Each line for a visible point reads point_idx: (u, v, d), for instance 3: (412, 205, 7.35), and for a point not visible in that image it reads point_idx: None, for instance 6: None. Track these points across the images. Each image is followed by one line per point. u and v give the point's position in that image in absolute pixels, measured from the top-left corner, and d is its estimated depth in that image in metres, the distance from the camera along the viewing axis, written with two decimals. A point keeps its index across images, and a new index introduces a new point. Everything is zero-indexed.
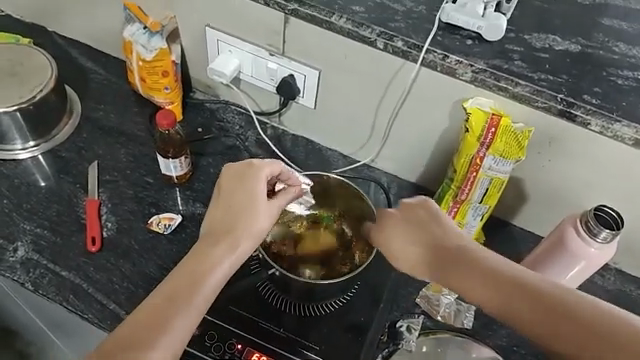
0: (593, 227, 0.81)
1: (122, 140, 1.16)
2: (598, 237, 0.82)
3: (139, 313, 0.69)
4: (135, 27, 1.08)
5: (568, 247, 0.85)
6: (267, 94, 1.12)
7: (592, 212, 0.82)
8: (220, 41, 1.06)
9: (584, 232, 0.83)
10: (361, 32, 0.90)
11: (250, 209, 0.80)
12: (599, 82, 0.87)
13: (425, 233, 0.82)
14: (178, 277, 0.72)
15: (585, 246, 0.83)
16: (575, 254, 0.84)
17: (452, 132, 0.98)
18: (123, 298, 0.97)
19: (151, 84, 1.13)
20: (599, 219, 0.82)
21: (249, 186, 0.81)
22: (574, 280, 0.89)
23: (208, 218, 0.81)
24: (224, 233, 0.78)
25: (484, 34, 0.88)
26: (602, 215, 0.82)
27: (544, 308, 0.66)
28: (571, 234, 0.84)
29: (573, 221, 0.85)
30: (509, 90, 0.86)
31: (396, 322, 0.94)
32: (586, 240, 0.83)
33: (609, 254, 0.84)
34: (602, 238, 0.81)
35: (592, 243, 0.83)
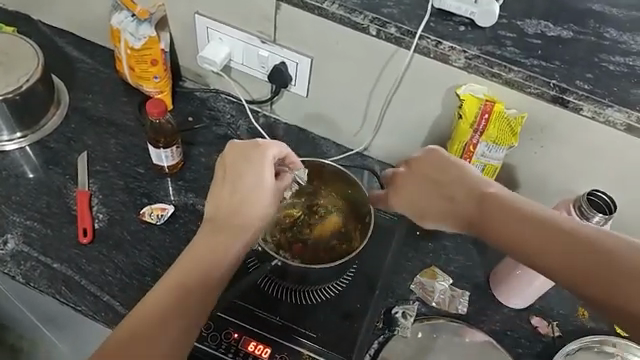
0: (586, 211, 0.82)
1: (112, 130, 1.14)
2: (591, 222, 0.82)
3: (148, 310, 0.68)
4: (123, 15, 1.06)
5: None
6: (258, 82, 1.11)
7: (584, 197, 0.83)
8: (210, 29, 1.05)
9: (578, 216, 0.83)
10: (354, 18, 0.90)
11: (257, 193, 0.78)
12: (591, 68, 0.87)
13: (441, 176, 0.83)
14: (186, 268, 0.71)
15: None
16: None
17: (445, 119, 0.98)
18: (117, 289, 0.96)
19: (141, 73, 1.11)
20: (591, 204, 0.83)
21: (257, 169, 0.79)
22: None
23: (211, 202, 0.80)
24: (232, 221, 0.77)
25: (477, 20, 0.88)
26: (594, 199, 0.84)
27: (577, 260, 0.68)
28: (565, 218, 0.85)
29: (566, 205, 0.85)
30: (502, 77, 0.86)
31: (391, 308, 0.95)
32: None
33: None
34: (595, 222, 0.82)
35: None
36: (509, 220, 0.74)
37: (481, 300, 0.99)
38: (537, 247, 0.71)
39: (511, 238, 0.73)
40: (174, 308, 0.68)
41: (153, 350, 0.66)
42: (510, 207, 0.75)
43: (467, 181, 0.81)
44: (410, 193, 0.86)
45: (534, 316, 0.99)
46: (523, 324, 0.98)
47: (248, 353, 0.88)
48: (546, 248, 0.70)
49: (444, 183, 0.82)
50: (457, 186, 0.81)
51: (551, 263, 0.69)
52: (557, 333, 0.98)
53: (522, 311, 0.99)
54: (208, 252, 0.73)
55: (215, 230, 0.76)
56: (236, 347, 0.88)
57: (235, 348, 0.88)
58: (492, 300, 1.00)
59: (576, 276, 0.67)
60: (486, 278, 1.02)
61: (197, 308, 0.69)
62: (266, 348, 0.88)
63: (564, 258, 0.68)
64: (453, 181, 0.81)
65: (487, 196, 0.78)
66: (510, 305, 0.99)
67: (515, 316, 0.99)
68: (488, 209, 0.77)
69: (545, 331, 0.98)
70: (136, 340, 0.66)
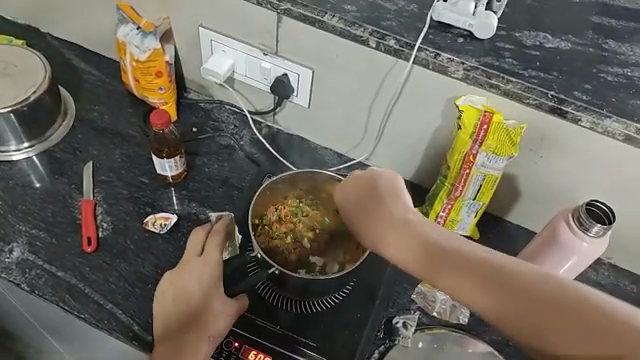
0: (584, 220, 0.82)
1: (117, 140, 1.16)
2: (591, 231, 0.83)
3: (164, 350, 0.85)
4: (128, 28, 1.08)
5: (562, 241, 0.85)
6: (261, 93, 1.13)
7: (582, 207, 0.83)
8: (214, 42, 1.07)
9: (577, 226, 0.84)
10: (354, 31, 0.91)
11: (202, 272, 0.89)
12: (589, 79, 0.88)
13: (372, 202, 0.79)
14: (168, 336, 0.86)
15: (579, 239, 0.84)
16: (568, 249, 0.85)
17: (445, 130, 0.99)
18: (120, 298, 0.97)
19: (146, 84, 1.13)
20: (590, 214, 0.83)
21: (201, 257, 0.91)
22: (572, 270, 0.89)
23: (166, 288, 0.90)
24: (197, 281, 0.89)
25: (475, 32, 0.89)
26: (594, 209, 0.83)
27: (501, 292, 0.62)
28: (564, 227, 0.85)
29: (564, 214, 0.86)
30: (501, 88, 0.87)
31: (392, 318, 0.95)
32: (579, 235, 0.84)
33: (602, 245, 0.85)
34: (595, 231, 0.82)
35: (585, 236, 0.83)
36: (451, 269, 0.66)
37: None
38: (495, 296, 0.63)
39: (460, 288, 0.65)
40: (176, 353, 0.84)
41: None
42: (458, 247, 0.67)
43: (404, 221, 0.73)
44: (359, 223, 0.81)
45: None
46: None
47: None
48: (501, 296, 0.62)
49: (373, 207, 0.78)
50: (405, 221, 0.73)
51: (504, 312, 0.62)
52: None
53: None
54: (192, 305, 0.87)
55: (184, 291, 0.89)
56: (237, 355, 0.88)
57: (235, 357, 0.88)
58: None
59: (534, 335, 0.61)
60: None
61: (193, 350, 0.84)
62: (266, 357, 0.88)
63: (518, 309, 0.61)
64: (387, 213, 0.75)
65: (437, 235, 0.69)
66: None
67: None
68: (419, 244, 0.69)
69: None
70: None
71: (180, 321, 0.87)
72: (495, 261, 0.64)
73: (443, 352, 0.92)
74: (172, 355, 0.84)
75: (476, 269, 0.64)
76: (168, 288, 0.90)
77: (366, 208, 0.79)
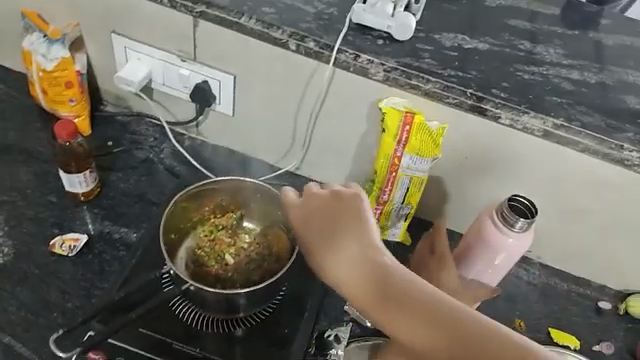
0: (506, 217, 0.82)
1: (23, 157, 1.06)
2: (514, 226, 0.82)
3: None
4: (34, 36, 1.01)
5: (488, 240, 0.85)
6: (182, 103, 1.06)
7: (504, 205, 0.83)
8: (128, 49, 1.00)
9: (500, 224, 0.83)
10: (272, 33, 0.88)
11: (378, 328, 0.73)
12: (507, 77, 0.89)
13: (341, 213, 0.69)
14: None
15: (503, 235, 0.83)
16: (494, 248, 0.85)
17: (371, 133, 0.97)
18: (21, 330, 0.88)
19: (55, 97, 1.04)
20: (513, 209, 0.83)
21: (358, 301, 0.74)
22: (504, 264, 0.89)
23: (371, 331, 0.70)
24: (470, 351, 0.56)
25: (394, 33, 0.88)
26: (517, 205, 0.83)
27: (441, 336, 0.55)
28: (489, 225, 0.85)
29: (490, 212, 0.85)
30: (421, 88, 0.86)
31: (323, 332, 0.90)
32: (503, 232, 0.83)
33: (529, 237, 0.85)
34: (518, 226, 0.82)
35: (508, 233, 0.83)
36: (390, 303, 0.59)
37: None
38: None
39: (398, 326, 0.58)
40: None
41: None
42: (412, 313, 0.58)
43: (362, 242, 0.64)
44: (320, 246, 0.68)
45: None
46: None
47: None
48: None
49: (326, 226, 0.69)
50: (367, 273, 0.62)
51: (439, 357, 0.55)
52: None
53: None
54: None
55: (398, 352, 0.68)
56: None
57: None
58: None
59: None
60: None
61: None
62: None
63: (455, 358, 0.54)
64: (347, 227, 0.67)
65: (396, 292, 0.59)
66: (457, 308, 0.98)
67: None
68: (360, 268, 0.63)
69: None
70: None
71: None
72: (440, 302, 0.57)
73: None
74: None
75: (416, 306, 0.57)
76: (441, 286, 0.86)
77: (323, 216, 0.70)
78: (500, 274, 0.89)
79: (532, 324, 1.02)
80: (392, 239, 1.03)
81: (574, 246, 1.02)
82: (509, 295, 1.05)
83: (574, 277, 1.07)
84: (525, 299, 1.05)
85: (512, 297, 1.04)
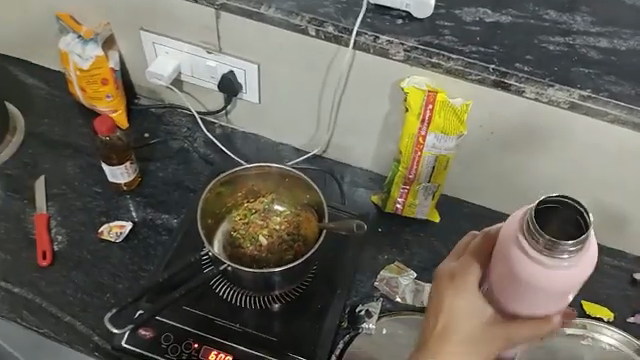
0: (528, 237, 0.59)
1: (69, 152, 1.14)
2: (562, 246, 0.57)
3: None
4: (69, 37, 1.07)
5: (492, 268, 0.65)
6: (211, 93, 1.10)
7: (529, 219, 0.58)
8: (157, 44, 1.04)
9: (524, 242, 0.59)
10: (292, 20, 0.90)
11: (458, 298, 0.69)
12: (531, 50, 0.88)
13: None
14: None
15: (526, 266, 0.60)
16: (516, 277, 0.61)
17: (395, 113, 0.98)
18: (78, 310, 0.96)
19: (92, 93, 1.11)
20: (548, 219, 0.59)
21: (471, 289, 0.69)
22: (561, 294, 0.62)
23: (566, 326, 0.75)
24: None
25: (413, 12, 0.89)
26: (549, 210, 0.59)
27: None
28: (511, 245, 0.61)
29: (511, 227, 0.62)
30: (442, 66, 0.87)
31: (355, 307, 0.96)
32: (529, 258, 0.59)
33: (589, 258, 0.60)
34: (564, 250, 0.57)
35: (543, 259, 0.58)
36: None
37: None
38: None
39: None
40: None
41: None
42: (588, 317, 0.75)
43: None
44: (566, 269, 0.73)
45: None
46: None
47: None
48: None
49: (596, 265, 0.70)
50: None
51: None
52: None
53: None
54: None
55: None
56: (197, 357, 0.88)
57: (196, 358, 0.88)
58: None
59: None
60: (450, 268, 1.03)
61: None
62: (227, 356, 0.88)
63: None
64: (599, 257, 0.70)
65: None
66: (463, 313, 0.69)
67: None
68: None
69: None
70: None
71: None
72: None
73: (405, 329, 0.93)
74: None
75: None
76: (461, 300, 0.69)
77: None
78: (549, 306, 0.64)
79: None
80: (420, 217, 1.05)
81: (611, 219, 1.01)
82: None
83: (608, 250, 1.06)
84: None
85: None
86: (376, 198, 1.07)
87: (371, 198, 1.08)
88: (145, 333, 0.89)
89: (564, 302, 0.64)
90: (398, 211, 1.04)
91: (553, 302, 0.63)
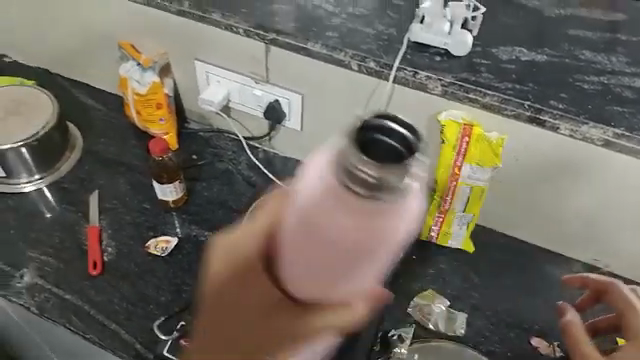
0: (338, 172, 0.45)
1: (122, 169, 1.22)
2: (351, 184, 0.45)
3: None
4: (129, 64, 1.16)
5: (285, 227, 0.51)
6: (256, 120, 1.17)
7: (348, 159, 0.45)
8: (209, 73, 1.13)
9: (350, 184, 0.45)
10: (336, 55, 0.96)
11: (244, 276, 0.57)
12: (565, 88, 0.91)
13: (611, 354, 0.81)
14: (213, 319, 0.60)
15: (316, 203, 0.47)
16: (306, 228, 0.48)
17: (432, 144, 1.02)
18: (123, 318, 1.01)
19: (147, 116, 1.19)
20: (378, 148, 0.48)
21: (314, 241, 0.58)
22: (365, 257, 0.49)
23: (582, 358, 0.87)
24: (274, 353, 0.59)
25: (451, 50, 0.93)
26: (383, 144, 0.48)
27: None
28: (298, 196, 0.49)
29: (324, 182, 0.46)
30: (479, 101, 0.90)
31: (388, 331, 0.98)
32: (335, 203, 0.46)
33: (413, 211, 0.48)
34: (359, 187, 0.45)
35: (354, 201, 0.45)
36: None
37: (480, 321, 1.02)
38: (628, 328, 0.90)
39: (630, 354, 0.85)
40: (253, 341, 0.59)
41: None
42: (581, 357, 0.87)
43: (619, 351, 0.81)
44: None
45: (534, 336, 1.01)
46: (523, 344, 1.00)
47: None
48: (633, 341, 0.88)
49: None
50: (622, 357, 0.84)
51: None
52: (558, 353, 1.00)
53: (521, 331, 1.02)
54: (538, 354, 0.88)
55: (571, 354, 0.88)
56: None
57: None
58: (491, 321, 1.03)
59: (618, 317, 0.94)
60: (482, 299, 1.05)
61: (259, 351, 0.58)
62: None
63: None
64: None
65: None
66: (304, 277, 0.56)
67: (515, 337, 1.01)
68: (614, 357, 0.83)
69: (545, 351, 1.00)
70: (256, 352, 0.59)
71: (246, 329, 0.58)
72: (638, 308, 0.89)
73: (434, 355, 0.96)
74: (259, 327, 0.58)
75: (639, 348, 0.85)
76: (224, 285, 0.58)
77: None
78: (302, 289, 0.53)
79: None
80: (453, 246, 1.09)
81: None
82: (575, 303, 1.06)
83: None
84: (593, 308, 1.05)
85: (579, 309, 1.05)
86: None
87: None
88: (186, 343, 0.94)
89: (324, 274, 0.50)
90: (432, 238, 1.08)
91: (323, 272, 0.50)
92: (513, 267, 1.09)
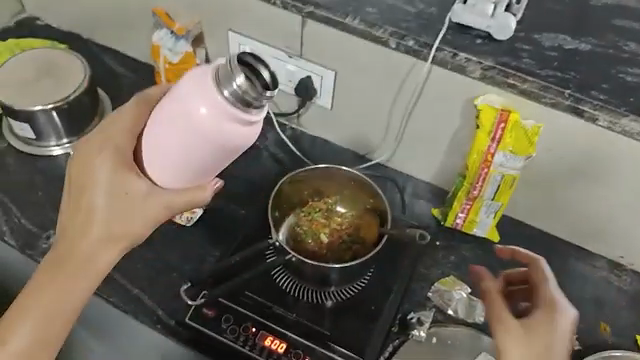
0: (215, 89, 0.66)
1: None
2: (225, 97, 0.66)
3: (39, 283, 0.71)
4: (163, 32, 1.15)
5: (158, 120, 0.71)
6: (286, 96, 1.17)
7: (234, 71, 0.65)
8: (243, 45, 1.12)
9: (216, 96, 0.66)
10: (374, 32, 0.94)
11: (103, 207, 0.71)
12: (608, 79, 0.89)
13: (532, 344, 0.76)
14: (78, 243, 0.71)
15: (191, 110, 0.67)
16: (181, 115, 0.68)
17: (465, 129, 1.01)
18: (145, 284, 1.01)
19: None
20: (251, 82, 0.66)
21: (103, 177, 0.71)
22: (228, 152, 0.70)
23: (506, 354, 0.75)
24: (152, 223, 0.74)
25: (493, 34, 0.91)
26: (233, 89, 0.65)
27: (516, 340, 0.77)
28: (173, 96, 0.69)
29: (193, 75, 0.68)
30: (518, 87, 0.89)
31: (407, 314, 0.98)
32: (207, 100, 0.66)
33: (230, 126, 0.67)
34: (228, 101, 0.66)
35: (216, 97, 0.66)
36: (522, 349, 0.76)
37: None
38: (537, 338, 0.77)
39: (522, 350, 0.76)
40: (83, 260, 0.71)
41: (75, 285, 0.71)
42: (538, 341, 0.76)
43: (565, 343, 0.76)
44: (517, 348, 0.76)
45: None
46: None
47: (264, 347, 0.92)
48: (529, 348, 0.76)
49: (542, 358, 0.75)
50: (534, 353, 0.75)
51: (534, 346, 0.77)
52: (577, 347, 0.99)
53: None
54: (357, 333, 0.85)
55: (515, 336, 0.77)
56: (254, 340, 0.93)
57: (252, 341, 0.92)
58: None
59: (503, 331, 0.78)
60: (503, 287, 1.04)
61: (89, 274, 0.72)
62: (282, 343, 0.92)
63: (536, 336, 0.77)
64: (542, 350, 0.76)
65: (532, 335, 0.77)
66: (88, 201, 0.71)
67: None
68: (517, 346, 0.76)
69: None
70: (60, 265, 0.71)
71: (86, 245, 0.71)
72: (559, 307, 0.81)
73: (458, 340, 0.95)
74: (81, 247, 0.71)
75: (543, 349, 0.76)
76: (106, 170, 0.71)
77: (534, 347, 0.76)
78: (167, 179, 0.73)
79: (619, 329, 1.01)
80: (479, 235, 1.08)
81: None
82: (598, 298, 1.04)
83: None
84: (615, 306, 1.03)
85: (602, 306, 1.03)
86: (436, 211, 1.11)
87: (431, 210, 1.12)
88: (207, 312, 0.94)
89: (185, 157, 0.71)
90: (457, 226, 1.07)
91: (183, 160, 0.71)
92: None
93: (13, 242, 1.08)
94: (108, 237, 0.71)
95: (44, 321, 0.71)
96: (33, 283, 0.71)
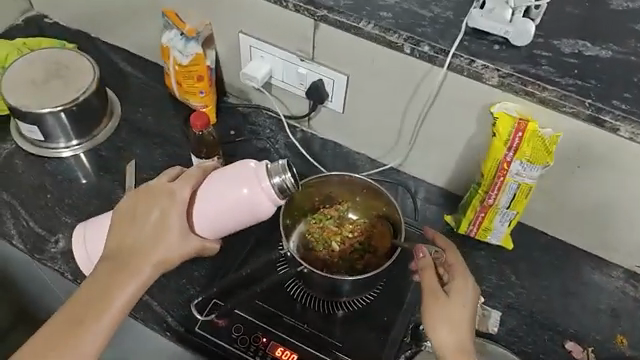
0: (265, 175, 0.77)
1: (159, 141, 1.22)
2: (270, 184, 0.77)
3: (74, 305, 0.76)
4: (173, 33, 1.12)
5: (206, 187, 0.79)
6: (297, 99, 1.15)
7: (284, 167, 0.78)
8: (253, 47, 1.10)
9: (264, 181, 0.77)
10: (389, 37, 0.92)
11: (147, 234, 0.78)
12: (630, 88, 0.86)
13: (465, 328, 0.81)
14: (121, 265, 0.77)
15: (237, 187, 0.77)
16: (227, 188, 0.78)
17: (480, 136, 0.99)
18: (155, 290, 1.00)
19: (187, 88, 1.17)
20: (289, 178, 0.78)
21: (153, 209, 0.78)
22: (254, 220, 0.80)
23: (438, 337, 0.80)
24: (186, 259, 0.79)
25: (512, 40, 0.89)
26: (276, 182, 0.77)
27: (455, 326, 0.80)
28: (226, 172, 0.79)
29: (243, 162, 0.79)
30: (536, 95, 0.86)
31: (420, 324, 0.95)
32: (254, 183, 0.77)
33: (265, 204, 0.78)
34: (271, 187, 0.77)
35: (263, 184, 0.77)
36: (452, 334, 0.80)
37: (513, 320, 1.00)
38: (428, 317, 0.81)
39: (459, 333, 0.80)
40: (124, 280, 0.76)
41: (113, 302, 0.76)
42: (460, 324, 0.80)
43: (464, 323, 0.81)
44: (450, 331, 0.80)
45: (568, 339, 0.99)
46: (556, 348, 0.98)
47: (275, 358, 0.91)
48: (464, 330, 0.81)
49: (465, 342, 0.80)
50: (450, 333, 0.80)
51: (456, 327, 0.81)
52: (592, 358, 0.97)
53: (555, 335, 1.00)
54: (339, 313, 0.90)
55: (455, 319, 0.81)
56: (264, 350, 0.92)
57: (263, 352, 0.91)
58: (525, 322, 1.00)
59: (435, 311, 0.81)
60: (517, 297, 1.03)
61: (126, 295, 0.76)
62: (292, 354, 0.91)
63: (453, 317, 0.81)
64: (458, 334, 0.80)
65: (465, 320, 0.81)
66: (135, 226, 0.79)
67: (549, 340, 0.99)
68: (449, 331, 0.80)
69: (579, 355, 0.97)
70: (105, 284, 0.76)
71: (128, 268, 0.77)
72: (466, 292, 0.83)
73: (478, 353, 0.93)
74: (122, 271, 0.77)
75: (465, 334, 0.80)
76: (162, 201, 0.78)
77: (459, 330, 0.80)
78: (202, 228, 0.80)
79: (635, 341, 0.99)
80: (493, 243, 1.07)
81: None
82: (613, 309, 1.02)
83: None
84: (632, 317, 1.01)
85: (618, 317, 1.01)
86: (449, 218, 1.09)
87: (444, 216, 1.11)
88: (218, 321, 0.94)
89: (219, 219, 0.79)
90: (470, 233, 1.06)
91: (217, 225, 0.80)
92: (551, 268, 1.06)
93: (22, 246, 1.08)
94: (151, 265, 0.77)
95: (70, 343, 0.74)
96: (76, 298, 0.76)
